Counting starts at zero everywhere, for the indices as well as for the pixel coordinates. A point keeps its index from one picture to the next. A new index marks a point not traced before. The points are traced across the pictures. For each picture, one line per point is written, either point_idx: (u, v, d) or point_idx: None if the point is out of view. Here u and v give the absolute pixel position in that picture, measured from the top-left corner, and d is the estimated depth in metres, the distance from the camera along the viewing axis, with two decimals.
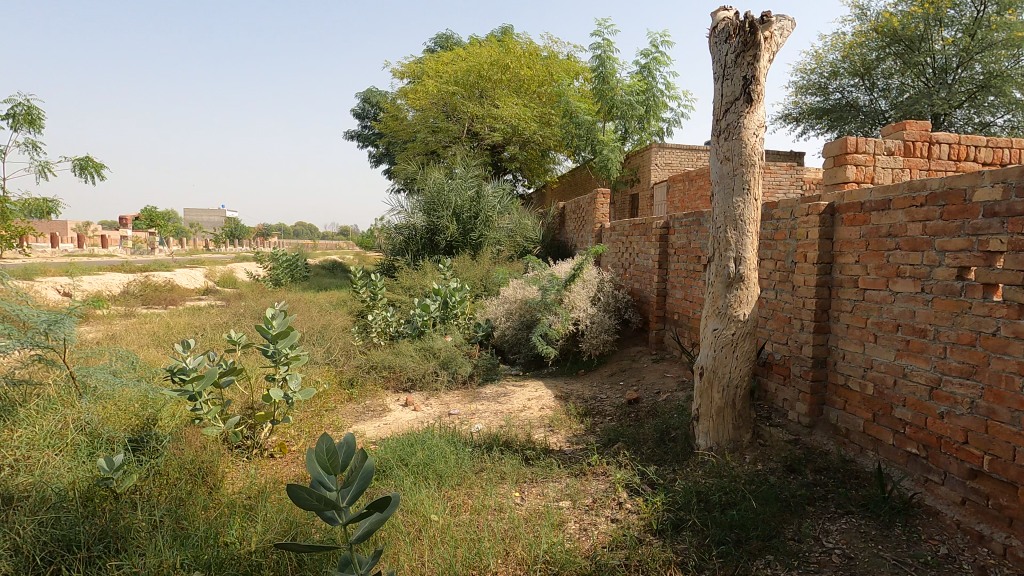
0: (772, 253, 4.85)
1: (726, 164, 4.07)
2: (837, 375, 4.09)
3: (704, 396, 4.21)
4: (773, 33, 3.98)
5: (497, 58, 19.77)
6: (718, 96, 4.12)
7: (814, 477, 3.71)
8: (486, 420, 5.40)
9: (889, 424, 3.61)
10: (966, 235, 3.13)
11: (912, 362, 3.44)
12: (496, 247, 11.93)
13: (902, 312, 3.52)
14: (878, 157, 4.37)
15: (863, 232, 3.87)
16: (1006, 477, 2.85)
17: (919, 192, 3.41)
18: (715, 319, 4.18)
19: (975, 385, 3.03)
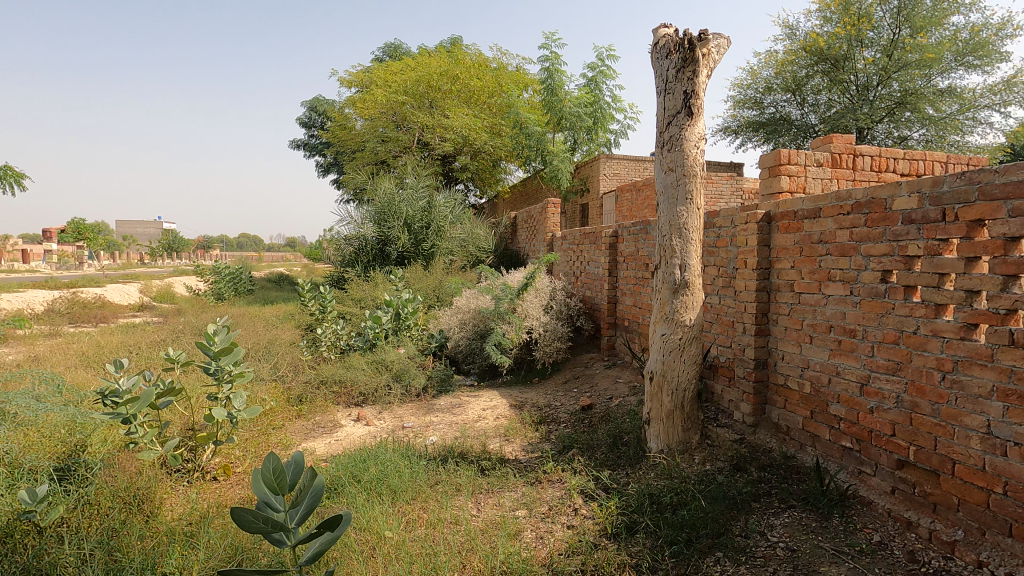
0: (714, 260, 5.04)
1: (670, 174, 4.22)
2: (777, 375, 4.29)
3: (654, 400, 4.33)
4: (710, 50, 4.17)
5: (447, 68, 19.78)
6: (661, 109, 4.28)
7: (758, 474, 3.87)
8: (442, 431, 5.35)
9: (825, 420, 3.81)
10: (887, 241, 3.35)
11: (844, 361, 3.65)
12: (449, 257, 11.89)
13: (834, 314, 3.74)
14: (809, 168, 4.63)
15: (797, 239, 4.09)
16: (929, 466, 3.06)
17: (846, 201, 3.65)
18: (663, 324, 4.30)
19: (900, 380, 3.24)
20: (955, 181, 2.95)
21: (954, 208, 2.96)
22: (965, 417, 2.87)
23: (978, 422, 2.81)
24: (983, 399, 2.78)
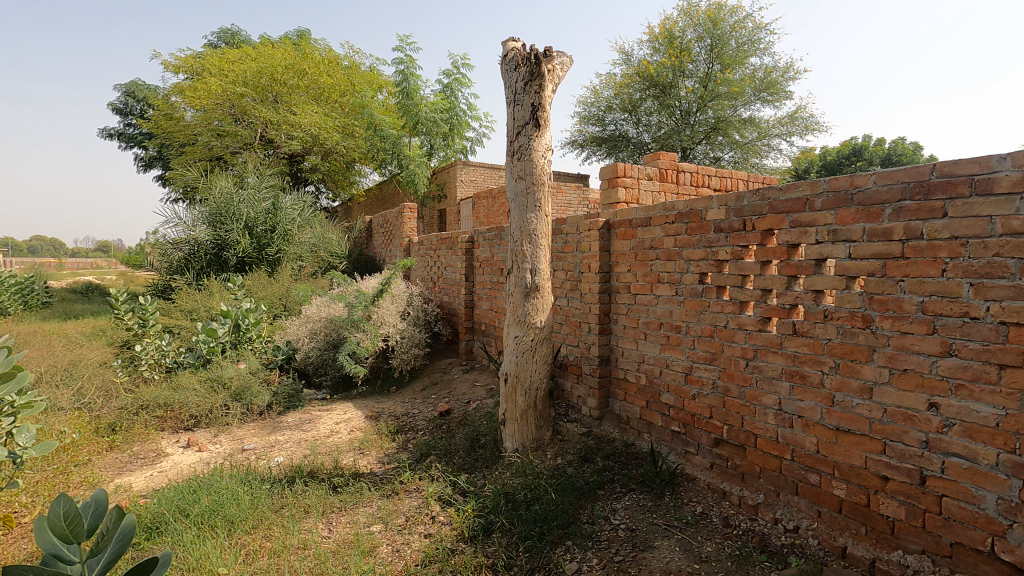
0: (562, 264, 5.34)
1: (520, 182, 4.39)
2: (618, 370, 4.67)
3: (509, 401, 4.46)
4: (555, 67, 4.43)
5: (293, 62, 18.52)
6: (511, 119, 4.44)
7: (603, 463, 4.16)
8: (289, 451, 4.96)
9: (658, 408, 4.22)
10: (703, 248, 3.82)
11: (672, 354, 4.09)
12: (298, 263, 11.12)
13: (663, 312, 4.17)
14: (641, 182, 5.06)
15: (632, 244, 4.49)
16: (738, 441, 3.55)
17: (670, 211, 4.09)
18: (516, 327, 4.45)
19: (715, 368, 3.72)
20: (752, 197, 3.46)
21: (752, 219, 3.47)
22: (764, 396, 3.39)
23: (773, 400, 3.34)
24: (776, 380, 3.32)
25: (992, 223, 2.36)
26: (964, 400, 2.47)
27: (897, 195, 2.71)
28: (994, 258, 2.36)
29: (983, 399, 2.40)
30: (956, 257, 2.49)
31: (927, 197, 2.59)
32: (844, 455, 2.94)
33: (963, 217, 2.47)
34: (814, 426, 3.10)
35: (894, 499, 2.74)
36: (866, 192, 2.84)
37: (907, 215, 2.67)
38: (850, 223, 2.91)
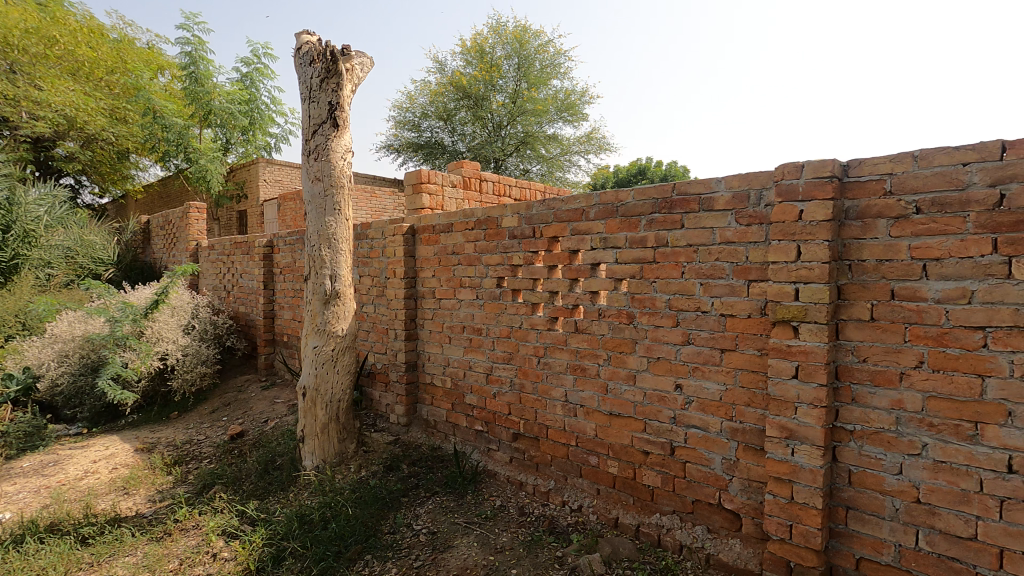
0: (368, 270, 5.21)
1: (317, 184, 4.16)
2: (425, 375, 4.69)
3: (308, 415, 4.27)
4: (354, 67, 4.30)
5: (37, 24, 14.83)
6: (306, 117, 4.19)
7: (409, 470, 4.15)
8: (20, 503, 4.00)
9: (463, 409, 4.34)
10: (499, 253, 4.03)
11: (474, 356, 4.24)
12: (45, 271, 9.10)
13: (466, 316, 4.31)
14: (445, 189, 5.07)
15: (435, 250, 4.55)
16: (533, 433, 3.82)
17: (470, 218, 4.23)
18: (315, 336, 4.25)
19: (512, 367, 3.96)
20: (540, 206, 3.74)
21: (540, 227, 3.75)
22: (553, 389, 3.69)
23: (560, 392, 3.65)
24: (562, 374, 3.64)
25: (713, 233, 2.88)
26: (699, 380, 2.97)
27: (649, 209, 3.16)
28: (716, 262, 2.88)
29: (711, 379, 2.92)
30: (691, 262, 2.98)
31: (670, 211, 3.06)
32: (616, 437, 3.35)
33: (693, 229, 2.96)
34: (593, 413, 3.46)
35: (653, 469, 3.18)
36: (627, 205, 3.26)
37: (657, 226, 3.12)
38: (616, 232, 3.32)
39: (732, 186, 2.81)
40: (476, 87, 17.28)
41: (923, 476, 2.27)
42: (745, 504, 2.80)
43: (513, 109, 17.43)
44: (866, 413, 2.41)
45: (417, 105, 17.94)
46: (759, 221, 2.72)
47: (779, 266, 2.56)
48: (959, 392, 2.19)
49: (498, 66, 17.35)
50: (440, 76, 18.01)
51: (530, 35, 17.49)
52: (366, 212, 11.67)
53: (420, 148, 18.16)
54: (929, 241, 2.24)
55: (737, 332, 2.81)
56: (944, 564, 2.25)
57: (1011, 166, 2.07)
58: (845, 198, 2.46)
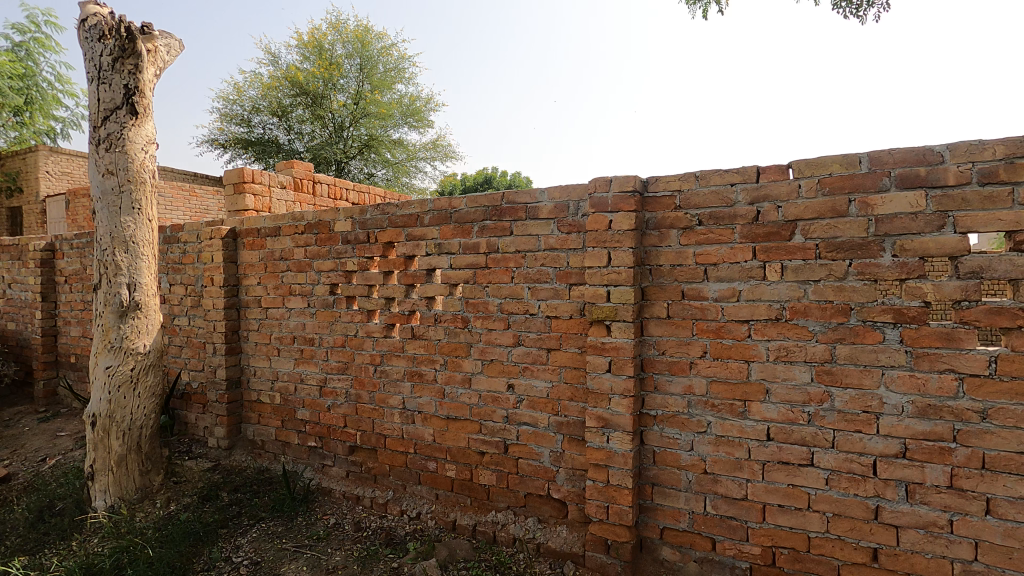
0: (181, 278, 4.64)
1: (109, 178, 3.60)
2: (250, 392, 4.30)
3: (99, 448, 3.69)
4: (157, 48, 3.80)
5: None
6: (94, 99, 3.58)
7: (230, 498, 3.77)
8: None
9: (294, 425, 4.06)
10: (332, 259, 3.85)
11: (306, 368, 4.00)
12: None
13: (296, 325, 4.04)
14: (273, 190, 4.71)
15: (261, 255, 4.20)
16: (370, 445, 3.71)
17: (299, 221, 3.98)
18: (108, 355, 3.67)
19: (347, 377, 3.80)
20: (374, 211, 3.65)
21: (374, 232, 3.66)
22: (390, 398, 3.62)
23: (398, 400, 3.59)
24: (400, 381, 3.58)
25: (539, 240, 3.07)
26: (529, 379, 3.13)
27: (481, 216, 3.26)
28: (541, 267, 3.07)
29: (539, 377, 3.10)
30: (519, 267, 3.14)
31: (500, 219, 3.20)
32: (453, 440, 3.39)
33: (521, 236, 3.13)
34: (431, 418, 3.47)
35: (488, 468, 3.28)
36: (460, 212, 3.33)
37: (488, 232, 3.24)
38: (450, 238, 3.37)
39: (554, 197, 3.02)
40: (315, 84, 16.35)
41: (708, 450, 2.65)
42: (570, 491, 3.01)
43: (356, 110, 16.84)
44: (665, 399, 2.75)
45: (246, 98, 16.42)
46: (577, 230, 2.95)
47: (594, 271, 2.80)
48: (732, 376, 2.59)
49: (339, 64, 16.61)
50: (273, 69, 16.70)
51: (373, 36, 17.02)
52: (183, 213, 10.72)
53: (251, 145, 16.62)
54: (709, 249, 2.63)
55: (560, 332, 3.02)
56: (724, 523, 2.64)
57: (764, 187, 2.52)
58: (646, 211, 2.79)
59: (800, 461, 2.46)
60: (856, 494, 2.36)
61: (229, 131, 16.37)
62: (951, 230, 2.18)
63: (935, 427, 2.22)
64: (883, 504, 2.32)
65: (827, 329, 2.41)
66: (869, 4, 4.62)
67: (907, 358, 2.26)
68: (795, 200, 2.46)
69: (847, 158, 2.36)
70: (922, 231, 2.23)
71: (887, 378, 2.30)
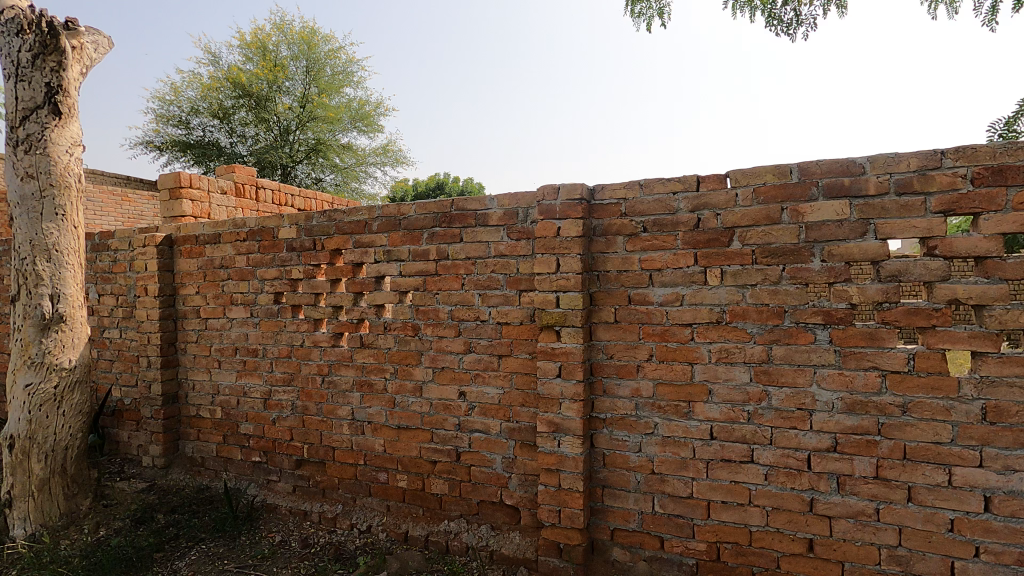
0: (111, 288, 4.38)
1: (28, 183, 3.37)
2: (188, 407, 4.10)
3: (18, 473, 3.43)
4: (83, 45, 3.60)
5: None
6: (10, 97, 3.33)
7: (166, 519, 3.59)
8: None
9: (236, 440, 3.90)
10: (276, 266, 3.73)
11: (249, 381, 3.85)
12: None
13: (238, 336, 3.89)
14: (212, 195, 4.53)
15: (199, 263, 4.02)
16: (318, 457, 3.60)
17: (241, 228, 3.84)
18: (27, 372, 3.41)
19: (293, 389, 3.68)
20: (320, 217, 3.57)
21: (321, 239, 3.58)
22: (339, 409, 3.53)
23: (346, 411, 3.51)
24: (348, 392, 3.50)
25: (489, 247, 3.08)
26: (480, 386, 3.13)
27: (430, 223, 3.24)
28: (491, 274, 3.08)
29: (491, 384, 3.10)
30: (469, 274, 3.14)
31: (449, 225, 3.19)
32: (405, 450, 3.33)
33: (471, 242, 3.13)
34: (381, 428, 3.40)
35: (440, 477, 3.25)
36: (409, 218, 3.30)
37: (438, 239, 3.22)
38: (399, 245, 3.33)
39: (503, 204, 3.04)
40: (259, 86, 15.81)
41: (656, 450, 2.72)
42: (523, 497, 3.02)
43: (303, 114, 16.42)
44: (614, 402, 2.80)
45: (184, 98, 15.67)
46: (526, 237, 2.98)
47: (543, 277, 2.83)
48: (677, 378, 2.68)
49: (284, 66, 16.14)
50: (213, 69, 16.03)
51: (320, 38, 16.64)
52: (115, 219, 10.16)
53: (189, 147, 15.83)
54: (653, 255, 2.71)
55: (511, 338, 3.03)
56: (671, 522, 2.71)
57: (704, 196, 2.62)
58: (593, 218, 2.84)
59: (741, 458, 2.56)
60: (792, 488, 2.48)
61: (166, 133, 15.57)
62: (873, 236, 2.34)
63: (862, 421, 2.36)
64: (817, 496, 2.44)
65: (764, 331, 2.52)
66: (799, 23, 4.90)
67: (836, 357, 2.40)
68: (732, 208, 2.57)
69: (780, 168, 2.49)
70: (847, 237, 2.38)
71: (818, 377, 2.43)
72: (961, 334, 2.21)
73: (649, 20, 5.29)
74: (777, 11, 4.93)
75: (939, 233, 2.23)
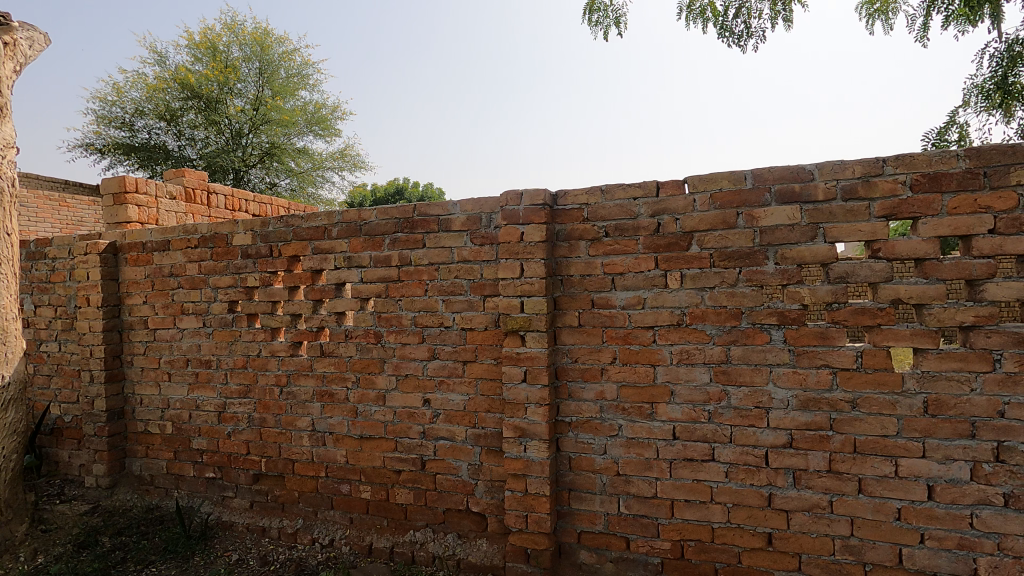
0: (49, 298, 4.13)
1: None
2: (136, 423, 3.90)
3: None
4: (16, 41, 3.39)
5: None
6: None
7: (112, 542, 3.41)
8: None
9: (188, 456, 3.74)
10: (230, 274, 3.60)
11: (202, 394, 3.69)
12: None
13: (189, 347, 3.72)
14: (160, 200, 4.33)
15: (147, 271, 3.84)
16: (276, 471, 3.48)
17: (192, 234, 3.69)
18: None
19: (250, 401, 3.55)
20: (276, 223, 3.47)
21: (278, 245, 3.47)
22: (298, 420, 3.43)
23: (306, 422, 3.41)
24: (308, 402, 3.41)
25: (452, 252, 3.06)
26: (444, 393, 3.10)
27: (392, 228, 3.20)
28: (455, 279, 3.06)
29: (456, 390, 3.07)
30: (433, 279, 3.11)
31: (411, 231, 3.15)
32: (368, 460, 3.26)
33: (434, 248, 3.10)
34: (343, 439, 3.32)
35: (405, 487, 3.20)
36: (370, 224, 3.24)
37: (400, 245, 3.18)
38: (360, 251, 3.27)
39: (466, 209, 3.03)
40: (208, 87, 15.27)
41: (620, 452, 2.76)
42: (489, 503, 3.01)
43: (255, 117, 15.95)
44: (579, 405, 2.82)
45: (128, 99, 14.96)
46: (490, 242, 2.98)
47: (507, 282, 2.83)
48: (640, 380, 2.72)
49: (235, 68, 15.65)
50: (159, 69, 15.37)
51: (273, 40, 16.22)
52: (52, 226, 9.61)
53: (134, 150, 15.11)
54: (615, 259, 2.75)
55: (476, 344, 3.02)
56: (637, 522, 2.74)
57: (664, 201, 2.68)
58: (556, 223, 2.87)
59: (703, 457, 2.62)
60: (751, 484, 2.55)
61: (108, 136, 14.82)
62: (822, 240, 2.45)
63: (815, 417, 2.46)
64: (775, 491, 2.52)
65: (723, 332, 2.59)
66: (749, 35, 5.09)
67: (790, 356, 2.49)
68: (690, 212, 2.64)
69: (735, 174, 2.57)
70: (799, 241, 2.48)
71: (774, 375, 2.52)
72: (904, 332, 2.33)
73: (607, 28, 5.39)
74: (728, 23, 5.12)
75: (882, 236, 2.35)
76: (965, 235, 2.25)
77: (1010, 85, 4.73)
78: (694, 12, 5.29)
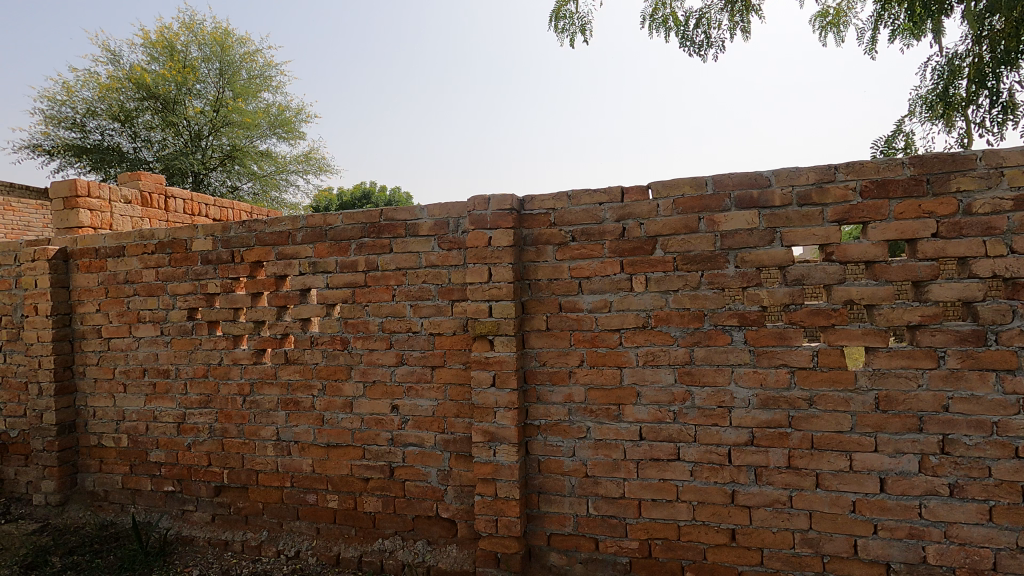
0: None
1: None
2: (88, 436, 3.74)
3: None
4: None
5: None
6: None
7: (63, 562, 3.24)
8: None
9: (145, 470, 3.60)
10: (190, 281, 3.50)
11: (160, 404, 3.57)
12: None
13: (146, 356, 3.60)
14: (114, 204, 4.18)
15: (100, 278, 3.69)
16: (240, 483, 3.40)
17: (149, 240, 3.57)
18: None
19: (210, 412, 3.45)
20: (238, 228, 3.39)
21: (239, 251, 3.39)
22: (262, 429, 3.35)
23: (270, 431, 3.33)
24: (272, 411, 3.33)
25: (420, 257, 3.05)
26: (413, 399, 3.08)
27: (359, 233, 3.16)
28: (423, 284, 3.05)
29: (424, 396, 3.05)
30: (400, 285, 3.09)
31: (378, 236, 3.13)
32: (335, 468, 3.21)
33: (402, 253, 3.08)
34: (309, 447, 3.26)
35: (373, 495, 3.16)
36: (336, 229, 3.20)
37: (366, 250, 3.15)
38: (326, 256, 3.22)
39: (434, 214, 3.03)
40: (166, 87, 14.76)
41: (589, 454, 2.79)
42: (459, 509, 3.00)
43: (216, 118, 15.51)
44: (548, 408, 2.84)
45: (79, 98, 14.36)
46: (457, 247, 2.98)
47: (475, 287, 2.83)
48: (607, 382, 2.76)
49: (194, 68, 15.19)
50: (113, 68, 14.81)
51: (233, 40, 15.82)
52: None
53: (85, 152, 14.50)
54: (582, 263, 2.79)
55: (444, 349, 3.01)
56: (606, 522, 2.78)
57: (629, 206, 2.73)
58: (523, 228, 2.89)
59: (669, 456, 2.68)
60: (715, 482, 2.62)
61: (57, 136, 14.19)
62: (779, 244, 2.54)
63: (775, 415, 2.54)
64: (738, 488, 2.59)
65: (686, 334, 2.66)
66: (709, 45, 5.24)
67: (750, 356, 2.57)
68: (654, 218, 2.70)
69: (696, 181, 2.65)
70: (757, 245, 2.56)
71: (735, 375, 2.59)
72: (857, 332, 2.43)
73: (572, 36, 5.46)
74: (689, 33, 5.25)
75: (834, 241, 2.46)
76: (910, 238, 2.37)
77: (950, 97, 4.99)
78: (656, 21, 5.41)
